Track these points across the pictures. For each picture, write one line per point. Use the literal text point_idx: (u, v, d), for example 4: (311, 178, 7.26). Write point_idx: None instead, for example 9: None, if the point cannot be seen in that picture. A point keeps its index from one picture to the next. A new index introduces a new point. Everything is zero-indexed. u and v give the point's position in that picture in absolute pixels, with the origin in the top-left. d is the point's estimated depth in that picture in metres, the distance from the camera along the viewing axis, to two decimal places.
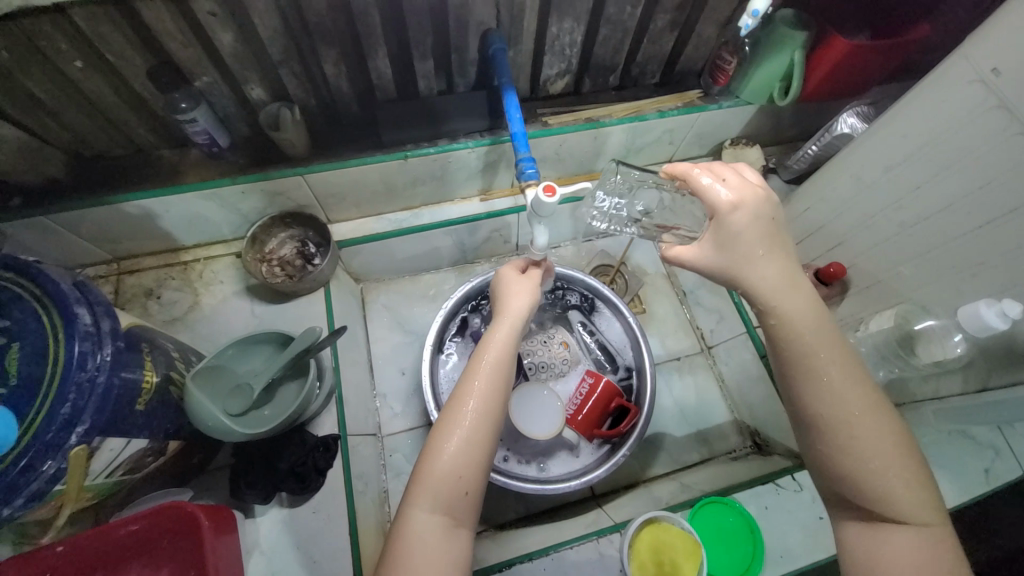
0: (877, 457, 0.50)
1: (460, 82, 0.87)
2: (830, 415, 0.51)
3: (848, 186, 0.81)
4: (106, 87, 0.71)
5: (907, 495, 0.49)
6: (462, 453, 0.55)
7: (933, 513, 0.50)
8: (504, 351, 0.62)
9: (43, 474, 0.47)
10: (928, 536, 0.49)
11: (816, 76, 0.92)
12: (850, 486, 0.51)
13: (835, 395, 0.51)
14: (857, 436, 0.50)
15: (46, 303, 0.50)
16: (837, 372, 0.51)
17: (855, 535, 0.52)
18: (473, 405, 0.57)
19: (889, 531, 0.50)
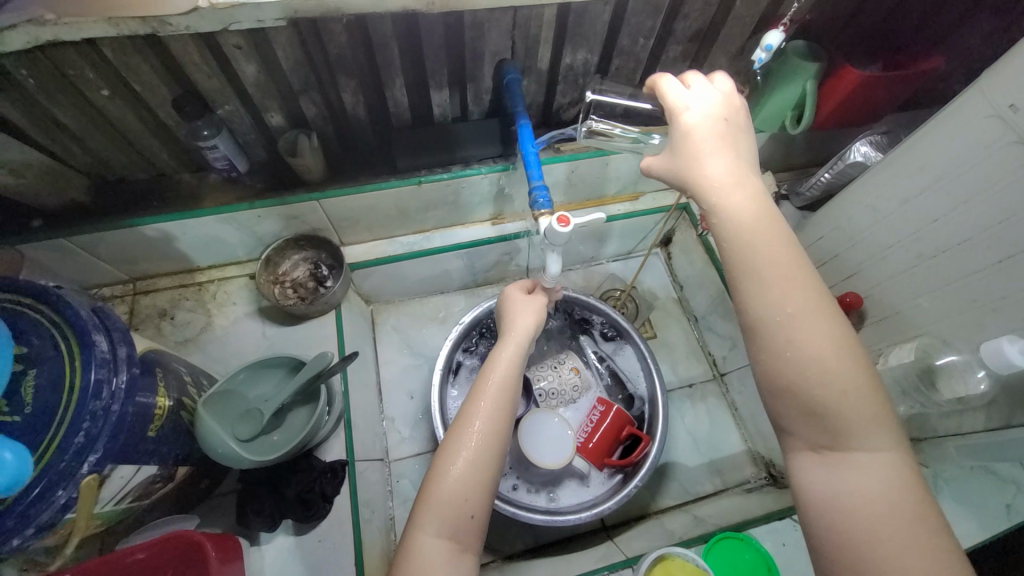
0: (823, 369, 0.48)
1: (474, 109, 0.89)
2: (771, 319, 0.49)
3: (864, 216, 0.81)
4: (131, 114, 0.73)
5: (860, 419, 0.47)
6: (468, 475, 0.55)
7: (889, 440, 0.47)
8: (511, 372, 0.63)
9: (54, 503, 0.47)
10: (884, 463, 0.46)
11: (828, 106, 0.92)
12: (798, 406, 0.49)
13: (774, 298, 0.49)
14: (804, 349, 0.48)
15: (64, 330, 0.51)
16: (778, 277, 0.50)
17: (806, 465, 0.49)
18: (478, 427, 0.57)
19: (848, 462, 0.47)
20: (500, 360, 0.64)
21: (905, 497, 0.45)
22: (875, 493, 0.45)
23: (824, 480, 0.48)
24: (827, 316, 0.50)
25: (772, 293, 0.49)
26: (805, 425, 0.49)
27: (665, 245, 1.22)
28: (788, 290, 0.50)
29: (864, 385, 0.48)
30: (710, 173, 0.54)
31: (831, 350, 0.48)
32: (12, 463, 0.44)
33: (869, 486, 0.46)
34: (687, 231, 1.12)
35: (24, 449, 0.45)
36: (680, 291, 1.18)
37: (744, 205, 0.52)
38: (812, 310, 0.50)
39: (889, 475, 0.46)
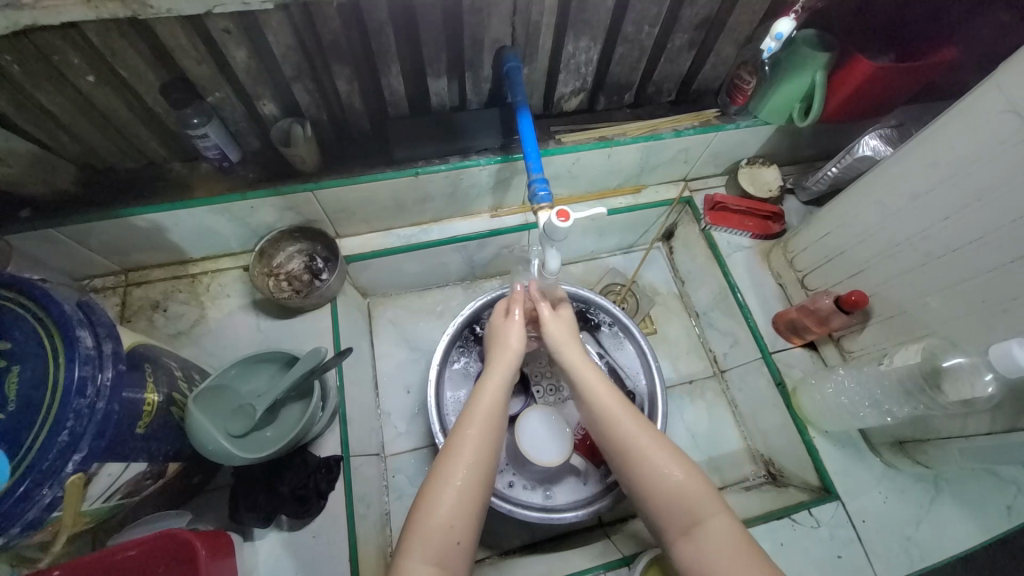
0: (663, 465, 0.61)
1: (473, 99, 0.86)
2: (615, 437, 0.64)
3: (872, 213, 0.79)
4: (119, 101, 0.71)
5: (692, 497, 0.59)
6: (457, 501, 0.57)
7: (717, 506, 0.58)
8: (499, 397, 0.66)
9: (38, 502, 0.46)
10: (722, 530, 0.57)
11: (837, 98, 0.89)
12: (658, 505, 0.60)
13: (615, 418, 0.65)
14: (635, 455, 0.62)
15: (47, 325, 0.49)
16: (614, 404, 0.66)
17: (683, 555, 0.58)
18: (467, 453, 0.60)
19: (698, 540, 0.57)
20: (488, 385, 0.67)
21: (755, 560, 0.54)
22: (731, 558, 0.54)
23: (697, 564, 0.56)
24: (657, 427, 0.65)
25: (614, 419, 0.65)
26: (662, 517, 0.60)
27: (667, 239, 1.20)
28: (614, 413, 0.66)
29: (688, 466, 0.61)
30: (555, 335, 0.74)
31: (664, 451, 0.62)
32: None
33: (727, 554, 0.55)
34: (689, 225, 1.10)
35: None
36: (682, 285, 1.17)
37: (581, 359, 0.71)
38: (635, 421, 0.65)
39: (735, 545, 0.55)
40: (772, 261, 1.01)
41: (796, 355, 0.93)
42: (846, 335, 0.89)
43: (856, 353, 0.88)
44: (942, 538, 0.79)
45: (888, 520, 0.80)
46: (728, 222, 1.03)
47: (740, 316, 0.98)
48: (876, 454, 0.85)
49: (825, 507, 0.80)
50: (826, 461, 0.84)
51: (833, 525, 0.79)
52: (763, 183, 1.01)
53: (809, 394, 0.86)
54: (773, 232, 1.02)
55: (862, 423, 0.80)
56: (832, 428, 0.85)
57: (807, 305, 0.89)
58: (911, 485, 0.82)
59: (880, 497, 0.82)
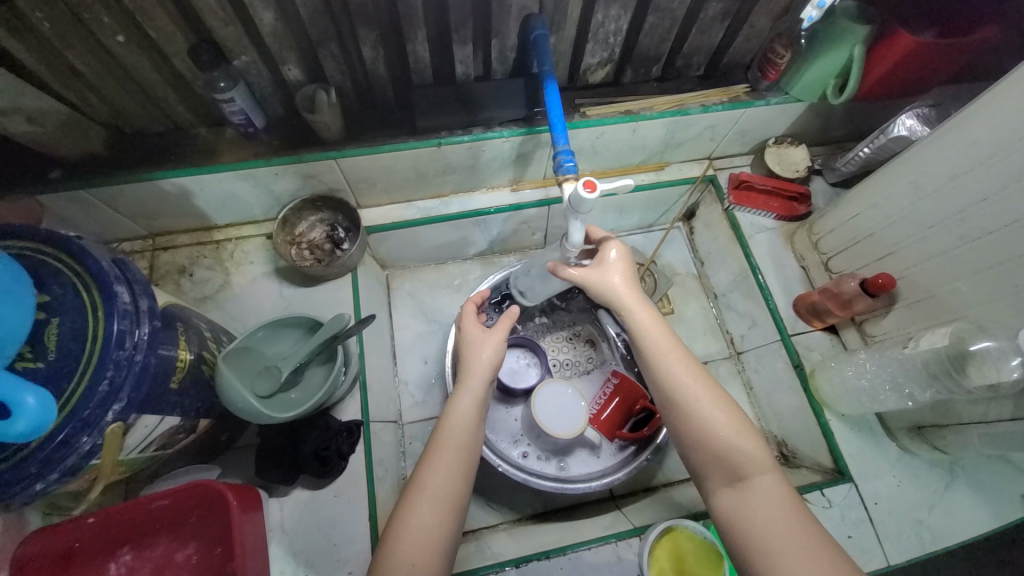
0: (718, 421, 0.61)
1: (498, 68, 0.85)
2: (671, 391, 0.64)
3: (906, 193, 0.77)
4: (146, 63, 0.71)
5: (746, 452, 0.59)
6: (422, 537, 0.58)
7: (768, 463, 0.59)
8: (466, 427, 0.65)
9: (78, 449, 0.48)
10: (771, 486, 0.57)
11: (874, 74, 0.86)
12: (707, 457, 0.61)
13: (673, 371, 0.65)
14: (694, 404, 0.62)
15: (85, 281, 0.51)
16: (676, 360, 0.65)
17: (726, 504, 0.58)
18: (431, 488, 0.61)
19: (747, 493, 0.57)
20: (456, 413, 0.66)
21: (799, 522, 0.54)
22: (780, 514, 0.55)
23: (738, 515, 0.57)
24: (718, 387, 0.64)
25: (670, 375, 0.65)
26: (711, 467, 0.60)
27: (687, 219, 1.18)
28: (674, 363, 0.65)
29: (744, 421, 0.62)
30: (617, 286, 0.71)
31: (721, 406, 0.62)
32: (36, 409, 0.43)
33: (772, 510, 0.55)
34: (712, 205, 1.08)
35: (46, 394, 0.44)
36: (701, 266, 1.16)
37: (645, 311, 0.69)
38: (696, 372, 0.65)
39: (780, 501, 0.56)
40: (795, 243, 0.99)
41: (816, 338, 0.93)
42: (869, 319, 0.88)
43: (878, 337, 0.86)
44: (955, 523, 0.79)
45: (900, 503, 0.80)
46: (752, 203, 1.01)
47: (760, 298, 0.97)
48: (893, 438, 0.85)
49: (837, 488, 0.81)
50: (841, 443, 0.84)
51: (845, 506, 0.80)
52: (791, 163, 1.00)
53: (828, 377, 0.85)
54: (798, 213, 1.00)
55: (880, 407, 0.79)
56: (849, 411, 0.84)
57: (830, 288, 0.88)
58: (926, 470, 0.82)
59: (894, 480, 0.82)
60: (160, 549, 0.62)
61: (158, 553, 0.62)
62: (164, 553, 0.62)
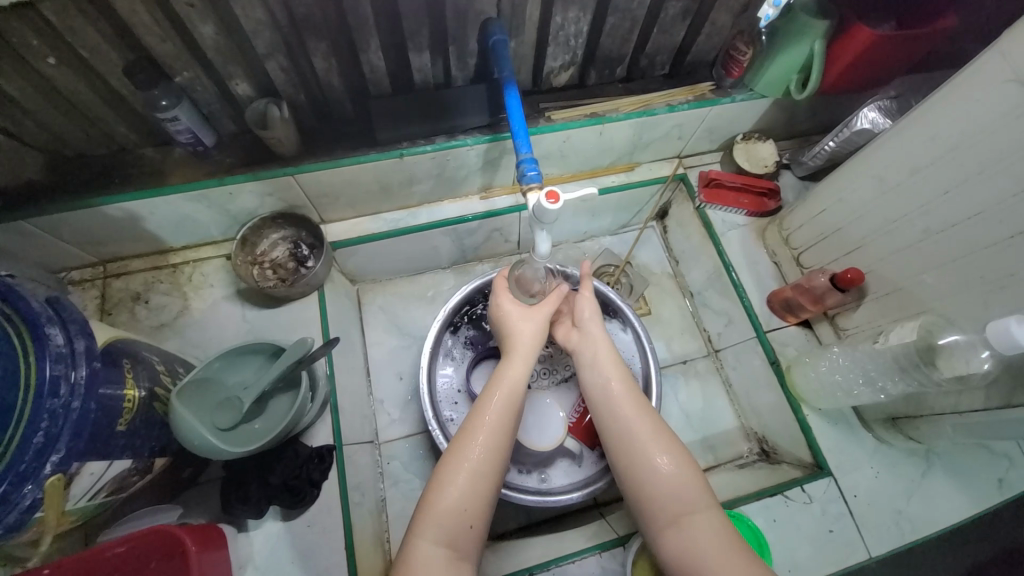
0: (664, 457, 0.62)
1: (458, 75, 0.82)
2: (621, 429, 0.66)
3: (870, 188, 0.77)
4: (81, 83, 0.67)
5: (688, 489, 0.60)
6: (469, 487, 0.59)
7: (708, 498, 0.60)
8: (519, 385, 0.67)
9: (18, 505, 0.44)
10: (712, 521, 0.58)
11: (835, 70, 0.86)
12: (650, 497, 0.61)
13: (623, 412, 0.66)
14: (639, 442, 0.64)
15: (15, 325, 0.48)
16: (626, 401, 0.67)
17: (669, 544, 0.59)
18: (483, 438, 0.62)
19: (689, 530, 0.58)
20: (509, 371, 0.68)
21: (740, 554, 0.55)
22: (722, 549, 0.56)
23: (681, 553, 0.57)
24: (664, 424, 0.66)
25: (621, 414, 0.66)
26: (655, 506, 0.61)
27: (660, 218, 1.18)
28: (622, 403, 0.67)
29: (685, 457, 0.63)
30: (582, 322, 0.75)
31: (666, 445, 0.64)
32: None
33: (714, 544, 0.56)
34: (683, 204, 1.08)
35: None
36: (676, 265, 1.15)
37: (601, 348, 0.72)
38: (641, 410, 0.67)
39: (721, 535, 0.57)
40: (767, 238, 0.99)
41: (790, 334, 0.93)
42: (841, 313, 0.88)
43: (850, 331, 0.87)
44: (933, 511, 0.79)
45: (880, 495, 0.81)
46: (722, 200, 1.01)
47: (734, 295, 0.96)
48: (869, 430, 0.85)
49: (818, 483, 0.81)
50: (820, 438, 0.84)
51: (826, 500, 0.80)
52: (758, 159, 0.99)
53: (803, 372, 0.85)
54: (768, 209, 1.00)
55: (855, 401, 0.80)
56: (826, 406, 0.84)
57: (802, 284, 0.88)
58: (903, 459, 0.83)
59: (872, 472, 0.82)
60: None
61: None
62: None
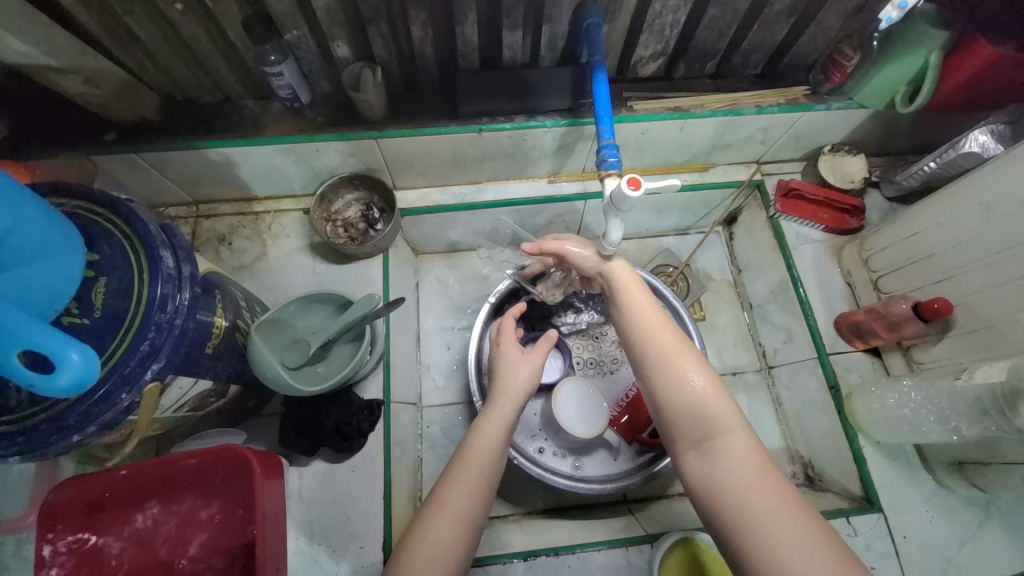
0: (691, 379, 0.58)
1: (546, 56, 0.83)
2: (647, 352, 0.62)
3: (974, 215, 0.71)
4: (201, 31, 0.72)
5: (715, 407, 0.56)
6: (435, 549, 0.57)
7: (735, 421, 0.56)
8: (495, 449, 0.65)
9: (118, 405, 0.49)
10: (741, 446, 0.54)
11: (950, 85, 0.80)
12: (677, 415, 0.58)
13: (652, 334, 0.63)
14: (666, 366, 0.60)
15: (134, 243, 0.52)
16: (661, 328, 0.63)
17: (693, 467, 0.55)
18: (450, 502, 0.61)
19: (716, 454, 0.54)
20: (483, 433, 0.66)
21: (769, 482, 0.51)
22: (749, 475, 0.52)
23: (706, 476, 0.54)
24: (692, 348, 0.62)
25: (647, 339, 0.63)
26: (682, 427, 0.57)
27: (728, 224, 1.14)
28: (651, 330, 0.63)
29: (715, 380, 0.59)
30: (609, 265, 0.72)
31: (693, 363, 0.60)
32: (79, 365, 0.41)
33: (741, 470, 0.53)
34: (756, 211, 1.04)
35: (91, 351, 0.43)
36: (738, 274, 1.11)
37: (630, 283, 0.69)
38: (670, 333, 0.63)
39: (750, 458, 0.53)
40: (843, 258, 0.94)
41: (855, 360, 0.88)
42: (918, 345, 0.82)
43: (927, 365, 0.81)
44: (989, 567, 0.75)
45: (932, 541, 0.76)
46: (800, 212, 0.96)
47: (799, 312, 0.92)
48: (930, 472, 0.80)
49: (864, 518, 0.77)
50: (874, 472, 0.80)
51: (872, 536, 0.76)
52: (846, 173, 0.94)
53: (866, 402, 0.81)
54: (849, 227, 0.94)
55: (922, 438, 0.75)
56: (885, 439, 0.80)
57: (876, 309, 0.83)
58: (963, 508, 0.78)
59: (926, 515, 0.78)
60: (186, 505, 0.64)
61: (184, 509, 0.64)
62: (189, 509, 0.64)
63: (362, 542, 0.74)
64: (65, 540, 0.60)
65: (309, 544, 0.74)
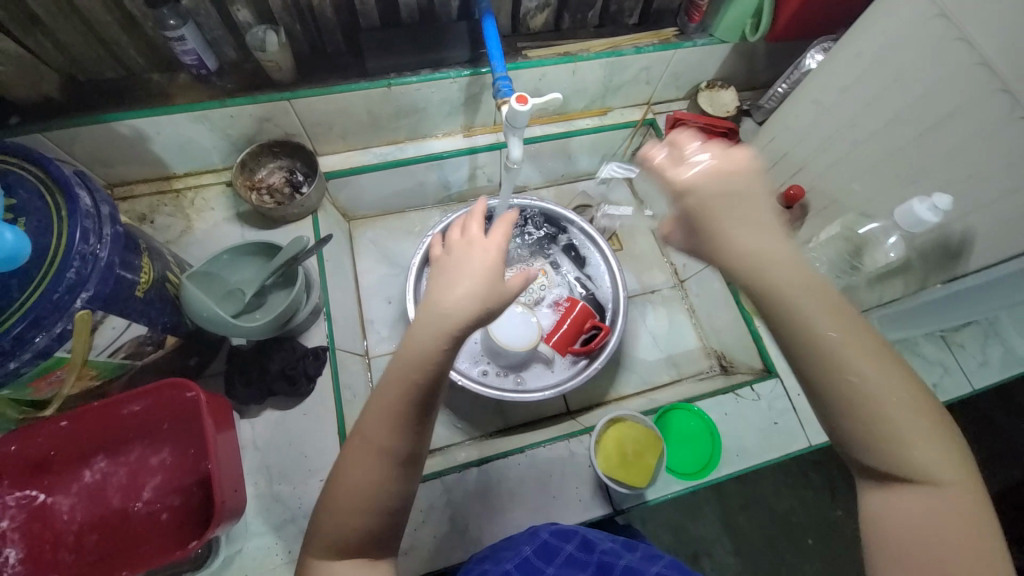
0: (896, 413, 0.42)
1: (442, 12, 0.90)
2: (835, 370, 0.43)
3: (809, 112, 0.85)
4: (97, 1, 0.73)
5: (925, 451, 0.42)
6: (363, 493, 0.49)
7: (951, 468, 0.42)
8: (430, 354, 0.48)
9: (51, 331, 0.51)
10: (949, 500, 0.41)
11: (786, 15, 0.94)
12: (871, 451, 0.43)
13: (840, 346, 0.43)
14: (864, 394, 0.42)
15: (48, 185, 0.54)
16: (853, 338, 0.43)
17: (874, 509, 0.44)
18: (372, 440, 0.49)
19: (915, 502, 0.42)
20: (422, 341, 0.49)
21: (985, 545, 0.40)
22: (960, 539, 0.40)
23: (899, 527, 0.42)
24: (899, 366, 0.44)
25: (837, 353, 0.43)
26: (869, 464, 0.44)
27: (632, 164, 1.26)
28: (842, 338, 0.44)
29: (922, 410, 0.43)
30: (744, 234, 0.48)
31: (903, 401, 0.42)
32: (11, 243, 0.47)
33: (953, 533, 0.40)
34: (653, 146, 1.16)
35: (23, 235, 0.48)
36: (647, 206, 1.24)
37: (779, 252, 0.47)
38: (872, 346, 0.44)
39: (953, 504, 0.41)
40: None
41: None
42: None
43: None
44: None
45: None
46: None
47: None
48: None
49: (765, 383, 0.90)
50: (769, 346, 0.93)
51: (773, 397, 0.88)
52: (721, 104, 1.09)
53: None
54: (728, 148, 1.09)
55: None
56: None
57: None
58: None
59: None
60: (134, 455, 0.67)
61: (132, 459, 0.67)
62: (138, 458, 0.67)
63: (321, 475, 0.78)
64: (13, 495, 0.60)
65: (268, 486, 0.77)
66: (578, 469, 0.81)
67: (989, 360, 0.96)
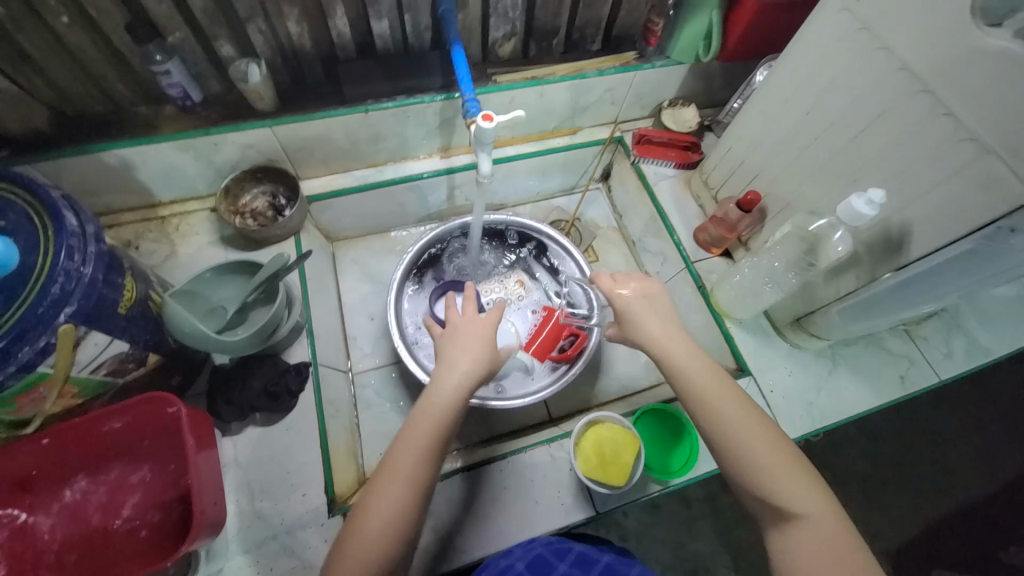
0: (773, 457, 0.56)
1: (415, 42, 0.96)
2: (722, 433, 0.58)
3: (759, 122, 0.92)
4: (88, 41, 0.78)
5: (798, 489, 0.54)
6: (388, 521, 0.55)
7: (822, 502, 0.54)
8: (450, 407, 0.61)
9: (35, 344, 0.53)
10: (824, 528, 0.52)
11: (735, 35, 1.02)
12: (760, 495, 0.55)
13: (728, 414, 0.58)
14: (749, 449, 0.56)
15: (37, 207, 0.57)
16: (739, 406, 0.58)
17: (780, 546, 0.54)
18: (399, 471, 0.57)
19: (797, 531, 0.53)
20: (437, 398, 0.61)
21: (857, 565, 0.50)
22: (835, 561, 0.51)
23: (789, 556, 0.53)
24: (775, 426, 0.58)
25: (726, 414, 0.58)
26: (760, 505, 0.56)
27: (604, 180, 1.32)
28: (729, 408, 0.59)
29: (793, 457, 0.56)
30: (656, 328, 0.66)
31: (778, 448, 0.56)
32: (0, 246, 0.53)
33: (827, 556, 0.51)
34: (622, 162, 1.22)
35: (12, 242, 0.54)
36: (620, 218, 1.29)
37: (676, 339, 0.64)
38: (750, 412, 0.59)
39: (835, 538, 0.52)
40: (692, 186, 1.14)
41: (714, 263, 1.07)
42: (752, 237, 1.01)
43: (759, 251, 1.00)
44: (838, 401, 0.93)
45: (793, 389, 0.94)
46: (653, 154, 1.15)
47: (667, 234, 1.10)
48: (783, 337, 0.99)
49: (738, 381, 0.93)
50: (740, 345, 0.97)
51: None
52: (685, 121, 1.15)
53: (725, 288, 0.98)
54: (692, 161, 1.15)
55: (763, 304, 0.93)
56: (744, 316, 0.98)
57: (717, 216, 1.02)
58: (812, 359, 0.96)
59: (786, 370, 0.95)
60: (114, 473, 0.67)
61: (113, 477, 0.67)
62: (118, 476, 0.67)
63: (304, 490, 0.78)
64: None
65: (250, 502, 0.77)
66: (559, 472, 0.83)
67: (953, 352, 1.00)
